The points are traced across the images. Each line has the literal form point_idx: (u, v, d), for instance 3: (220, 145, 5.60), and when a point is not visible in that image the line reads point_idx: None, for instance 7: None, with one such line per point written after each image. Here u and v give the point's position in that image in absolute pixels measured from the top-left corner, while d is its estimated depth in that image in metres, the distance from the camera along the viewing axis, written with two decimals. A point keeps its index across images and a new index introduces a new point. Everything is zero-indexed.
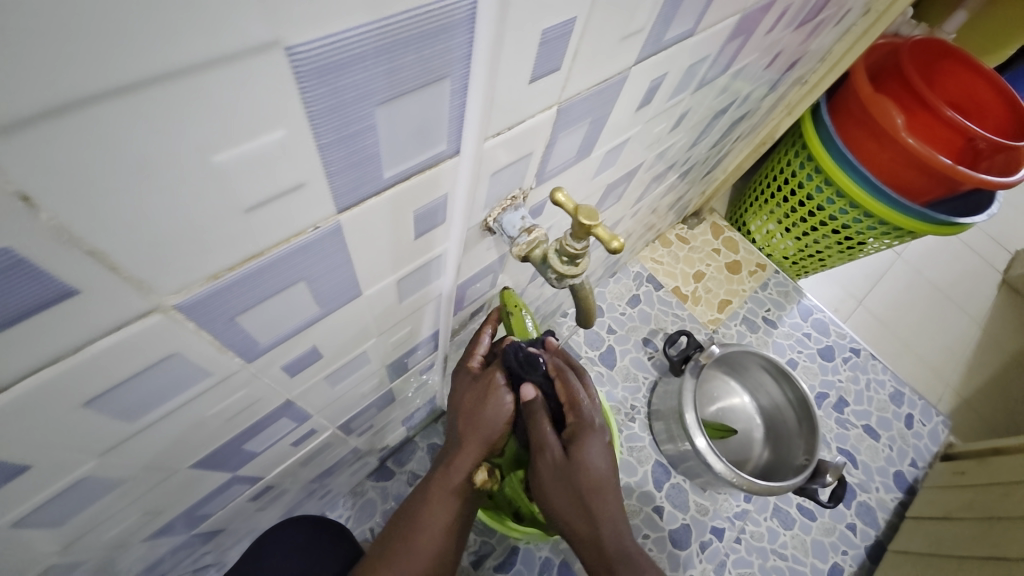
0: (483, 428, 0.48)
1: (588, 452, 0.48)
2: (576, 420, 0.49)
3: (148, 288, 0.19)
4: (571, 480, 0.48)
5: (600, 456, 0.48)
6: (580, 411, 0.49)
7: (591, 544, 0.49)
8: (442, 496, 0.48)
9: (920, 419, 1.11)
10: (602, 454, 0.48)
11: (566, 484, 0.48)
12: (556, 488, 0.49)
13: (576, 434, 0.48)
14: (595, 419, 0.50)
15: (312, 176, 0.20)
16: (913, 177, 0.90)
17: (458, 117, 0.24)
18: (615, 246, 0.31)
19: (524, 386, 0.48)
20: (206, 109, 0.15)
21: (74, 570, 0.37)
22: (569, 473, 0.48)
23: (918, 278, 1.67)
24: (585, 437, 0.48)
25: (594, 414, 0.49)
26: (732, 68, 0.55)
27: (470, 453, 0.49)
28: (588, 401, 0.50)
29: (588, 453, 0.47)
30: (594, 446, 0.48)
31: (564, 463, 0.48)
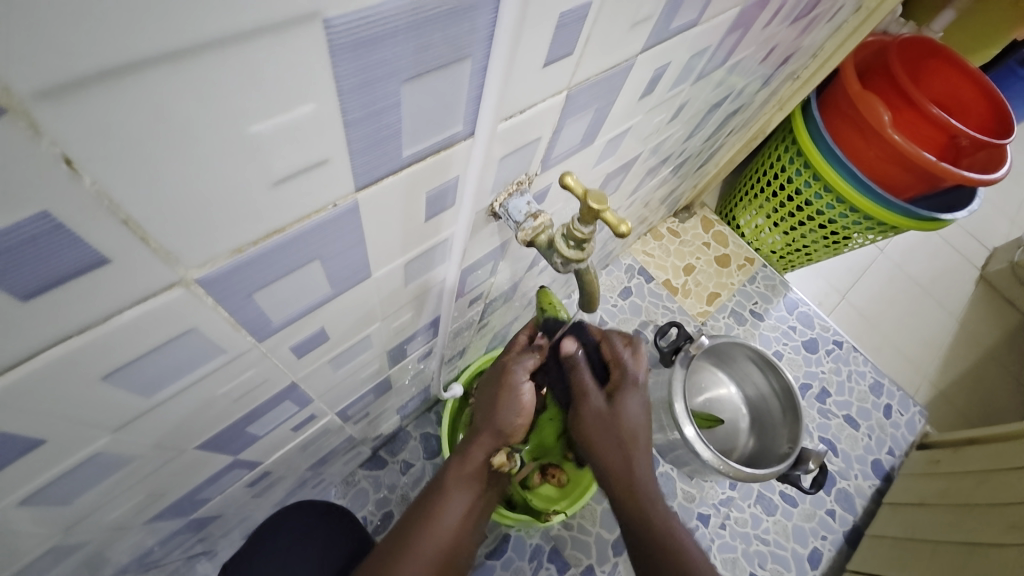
0: (502, 419, 0.51)
1: (631, 400, 0.51)
2: (619, 376, 0.52)
3: (175, 260, 0.19)
4: (611, 427, 0.50)
5: (639, 410, 0.51)
6: (623, 367, 0.53)
7: (624, 486, 0.50)
8: (462, 481, 0.50)
9: (899, 409, 1.15)
10: (643, 407, 0.51)
11: (606, 430, 0.50)
12: (596, 435, 0.51)
13: (619, 387, 0.52)
14: (638, 375, 0.53)
15: (336, 153, 0.20)
16: (896, 173, 0.93)
17: (475, 98, 0.25)
18: (622, 230, 0.32)
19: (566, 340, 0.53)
20: (243, 79, 0.15)
21: (74, 553, 0.36)
22: (610, 420, 0.50)
23: (899, 274, 1.71)
24: (625, 390, 0.51)
25: (638, 372, 0.53)
26: (729, 61, 0.55)
27: (488, 442, 0.51)
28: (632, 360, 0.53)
29: (629, 403, 0.50)
30: (635, 399, 0.51)
31: (606, 411, 0.50)
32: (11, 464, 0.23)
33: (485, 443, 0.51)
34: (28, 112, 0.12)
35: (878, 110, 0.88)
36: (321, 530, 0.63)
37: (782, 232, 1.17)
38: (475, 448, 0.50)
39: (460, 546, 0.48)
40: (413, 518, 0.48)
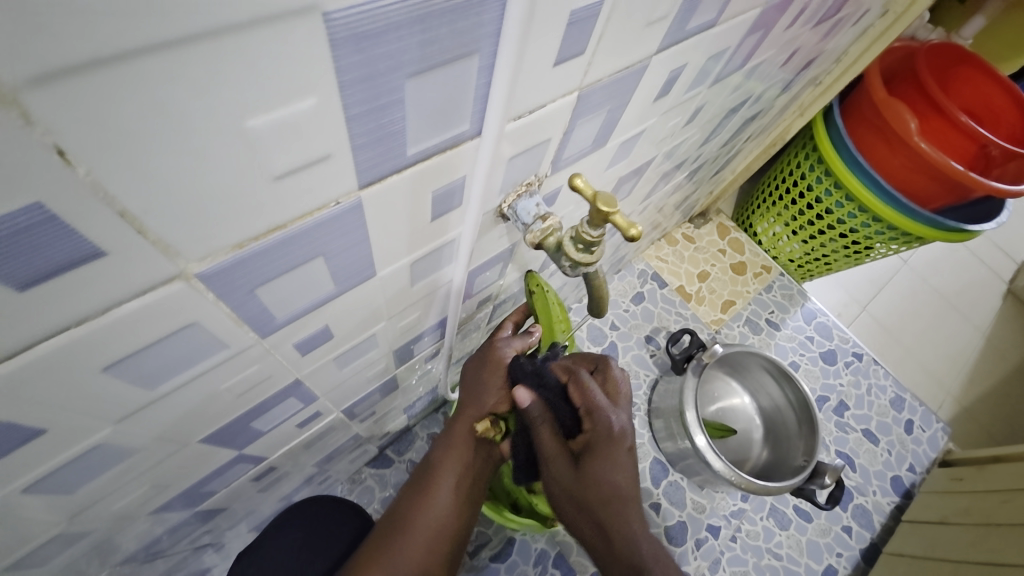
0: (482, 400, 0.49)
1: (606, 464, 0.45)
2: (591, 430, 0.46)
3: (175, 254, 0.19)
4: (582, 492, 0.45)
5: (618, 469, 0.45)
6: (597, 419, 0.46)
7: (603, 545, 0.47)
8: (455, 448, 0.48)
9: (920, 426, 1.11)
10: (621, 467, 0.45)
11: (576, 497, 0.46)
12: (568, 497, 0.47)
13: (591, 444, 0.46)
14: (615, 425, 0.46)
15: (338, 149, 0.20)
16: (922, 183, 0.89)
17: (483, 97, 0.24)
18: (632, 233, 0.31)
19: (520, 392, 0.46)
20: (241, 70, 0.15)
21: (79, 541, 0.37)
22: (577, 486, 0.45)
23: (923, 286, 1.66)
24: (596, 454, 0.45)
25: (618, 423, 0.47)
26: (748, 64, 0.54)
27: (470, 419, 0.49)
28: (608, 408, 0.47)
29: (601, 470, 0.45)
30: (611, 458, 0.45)
31: (608, 432, 0.46)
32: (14, 452, 0.23)
33: (467, 420, 0.49)
34: (20, 100, 0.12)
35: (905, 117, 0.85)
36: (323, 519, 0.63)
37: (800, 240, 1.14)
38: (458, 424, 0.49)
39: (456, 529, 0.46)
40: (398, 504, 0.46)
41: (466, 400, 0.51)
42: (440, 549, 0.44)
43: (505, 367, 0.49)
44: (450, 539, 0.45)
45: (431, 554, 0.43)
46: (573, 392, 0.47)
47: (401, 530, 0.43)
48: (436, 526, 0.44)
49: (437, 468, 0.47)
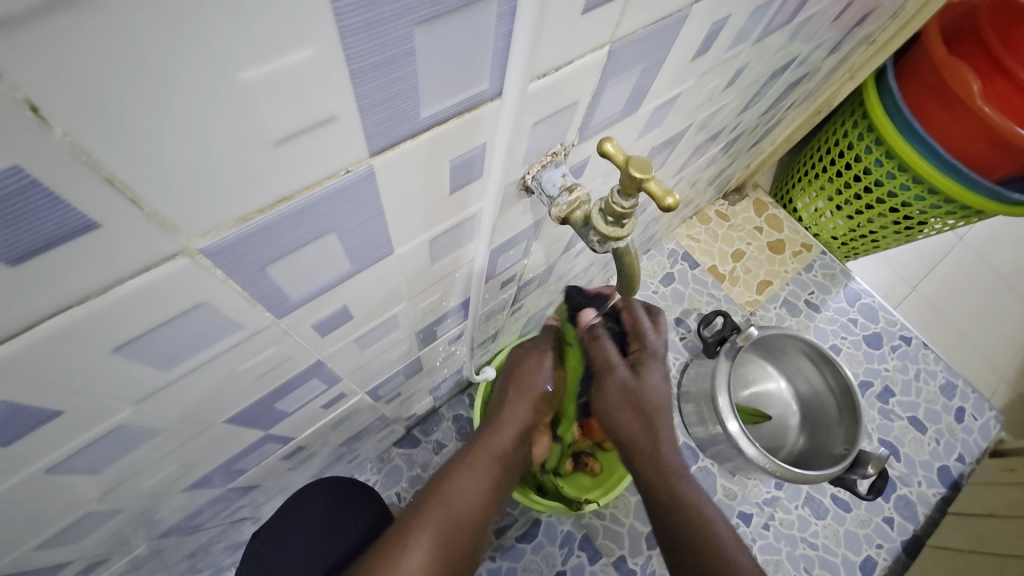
0: (522, 412, 0.55)
1: (651, 370, 0.51)
2: (639, 344, 0.53)
3: (175, 228, 0.18)
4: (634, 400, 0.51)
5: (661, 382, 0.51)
6: (643, 339, 0.53)
7: (652, 467, 0.50)
8: (486, 459, 0.50)
9: (972, 414, 1.04)
10: (662, 375, 0.52)
11: (629, 399, 0.51)
12: (616, 400, 0.51)
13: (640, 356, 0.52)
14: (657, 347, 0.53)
15: (345, 110, 0.18)
16: (983, 150, 0.82)
17: (502, 50, 0.22)
18: (669, 203, 0.28)
19: (586, 312, 0.55)
20: (229, 14, 0.13)
21: (116, 516, 0.38)
22: (635, 392, 0.50)
23: (979, 265, 1.54)
24: (647, 362, 0.52)
25: (659, 346, 0.53)
26: (796, 20, 0.49)
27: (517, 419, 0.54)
28: (652, 331, 0.53)
29: (652, 375, 0.51)
30: (656, 367, 0.52)
31: (632, 383, 0.51)
32: (35, 431, 0.23)
33: (510, 426, 0.54)
34: None
35: (967, 78, 0.78)
36: (349, 497, 0.64)
37: (845, 217, 1.07)
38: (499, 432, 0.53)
39: (487, 501, 0.48)
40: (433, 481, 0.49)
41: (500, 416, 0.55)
42: (472, 532, 0.46)
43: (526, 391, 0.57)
44: (481, 514, 0.47)
45: (466, 532, 0.45)
46: (625, 316, 0.54)
47: (438, 503, 0.45)
48: (471, 505, 0.47)
49: (466, 468, 0.49)
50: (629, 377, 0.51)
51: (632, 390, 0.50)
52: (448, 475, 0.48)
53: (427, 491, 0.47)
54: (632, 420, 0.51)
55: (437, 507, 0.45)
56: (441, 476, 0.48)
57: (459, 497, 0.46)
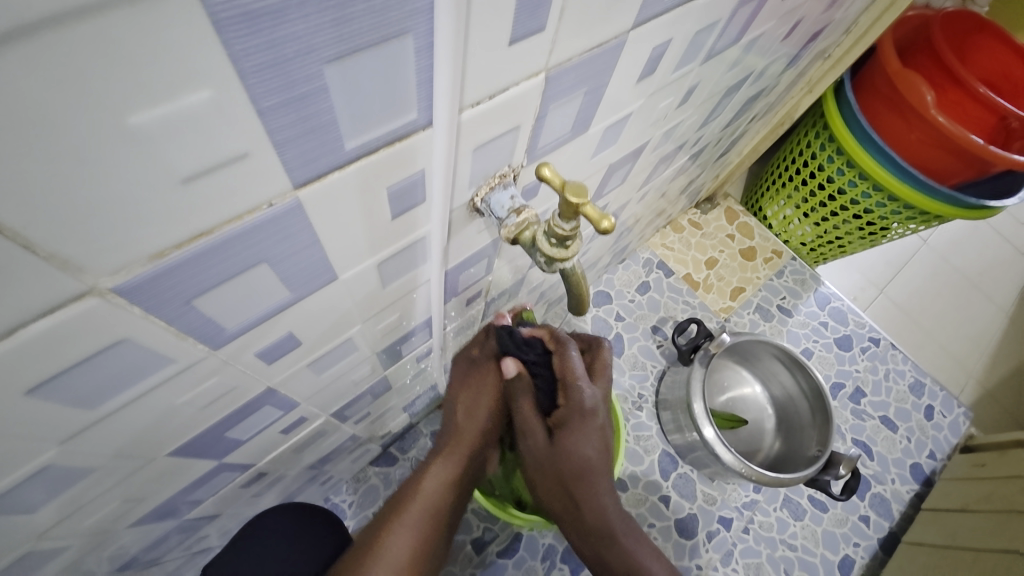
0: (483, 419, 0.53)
1: (577, 437, 0.51)
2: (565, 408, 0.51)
3: (78, 269, 0.17)
4: (555, 464, 0.52)
5: (588, 444, 0.52)
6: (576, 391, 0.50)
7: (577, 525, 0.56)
8: (447, 460, 0.51)
9: (941, 411, 1.07)
10: (591, 439, 0.52)
11: (551, 467, 0.52)
12: (543, 468, 0.53)
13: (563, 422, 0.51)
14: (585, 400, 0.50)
15: (257, 146, 0.18)
16: (940, 158, 0.85)
17: (428, 81, 0.22)
18: (605, 226, 0.28)
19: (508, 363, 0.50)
20: (104, 59, 0.13)
21: (58, 556, 0.36)
22: (553, 457, 0.52)
23: (943, 266, 1.60)
24: (566, 430, 0.51)
25: (588, 399, 0.51)
26: (744, 38, 0.50)
27: (467, 445, 0.53)
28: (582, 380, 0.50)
29: (573, 442, 0.51)
30: (584, 430, 0.51)
31: (547, 450, 0.52)
32: None
33: (462, 446, 0.52)
34: None
35: (920, 89, 0.81)
36: (310, 537, 0.64)
37: (812, 223, 1.10)
38: (447, 459, 0.51)
39: (444, 511, 0.49)
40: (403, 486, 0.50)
41: (449, 428, 0.53)
42: (436, 530, 0.48)
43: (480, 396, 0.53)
44: (441, 522, 0.49)
45: (433, 531, 0.48)
46: (557, 361, 0.50)
47: (411, 504, 0.48)
48: (434, 509, 0.48)
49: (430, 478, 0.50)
50: (544, 444, 0.52)
51: (550, 455, 0.52)
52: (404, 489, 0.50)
53: (395, 498, 0.49)
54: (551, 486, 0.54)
55: (404, 517, 0.47)
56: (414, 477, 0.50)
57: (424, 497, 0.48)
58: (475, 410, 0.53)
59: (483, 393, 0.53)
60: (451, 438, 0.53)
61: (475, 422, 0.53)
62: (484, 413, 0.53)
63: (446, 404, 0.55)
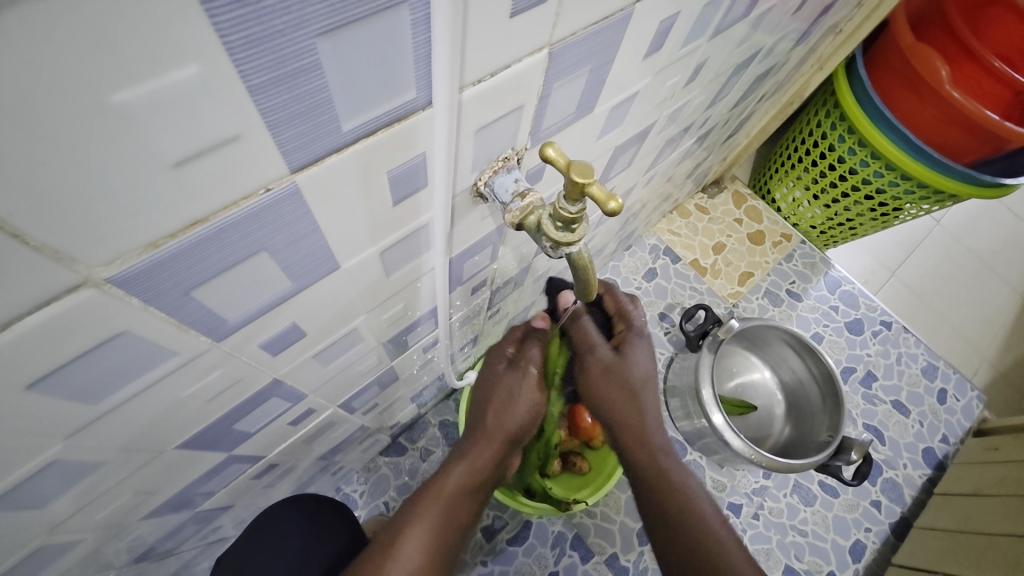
0: (514, 423, 0.51)
1: (633, 353, 0.53)
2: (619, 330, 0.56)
3: (70, 259, 0.17)
4: (619, 376, 0.52)
5: (645, 359, 0.54)
6: (628, 318, 0.56)
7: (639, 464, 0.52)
8: (473, 462, 0.50)
9: (954, 394, 1.06)
10: (647, 353, 0.54)
11: (613, 379, 0.52)
12: (601, 384, 0.52)
13: (624, 336, 0.55)
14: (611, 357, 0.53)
15: (250, 128, 0.17)
16: (954, 135, 0.82)
17: (426, 58, 0.21)
18: (612, 207, 0.27)
19: (536, 320, 0.58)
20: (81, 36, 0.12)
21: (72, 550, 0.37)
22: (618, 365, 0.52)
23: (956, 247, 1.57)
24: (632, 341, 0.54)
25: (641, 321, 0.56)
26: (753, 13, 0.49)
27: (495, 447, 0.51)
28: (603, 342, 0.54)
29: (636, 352, 0.53)
30: (637, 348, 0.54)
31: (612, 359, 0.53)
32: None
33: (492, 449, 0.51)
34: None
35: (934, 64, 0.78)
36: (331, 531, 0.64)
37: (822, 206, 1.08)
38: (475, 457, 0.50)
39: (465, 514, 0.49)
40: (427, 481, 0.50)
41: (479, 428, 0.52)
42: (456, 531, 0.48)
43: (512, 407, 0.51)
44: (462, 521, 0.49)
45: (453, 531, 0.47)
46: (607, 298, 0.57)
47: (432, 503, 0.47)
48: (454, 505, 0.48)
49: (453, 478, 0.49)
50: (607, 355, 0.53)
51: (611, 366, 0.52)
52: (428, 486, 0.49)
53: (419, 491, 0.49)
54: (613, 395, 0.52)
55: (421, 518, 0.46)
56: (440, 475, 0.50)
57: (445, 496, 0.48)
58: (507, 417, 0.51)
59: (517, 399, 0.51)
60: (480, 437, 0.51)
61: (508, 426, 0.51)
62: (516, 417, 0.51)
63: (479, 405, 0.53)
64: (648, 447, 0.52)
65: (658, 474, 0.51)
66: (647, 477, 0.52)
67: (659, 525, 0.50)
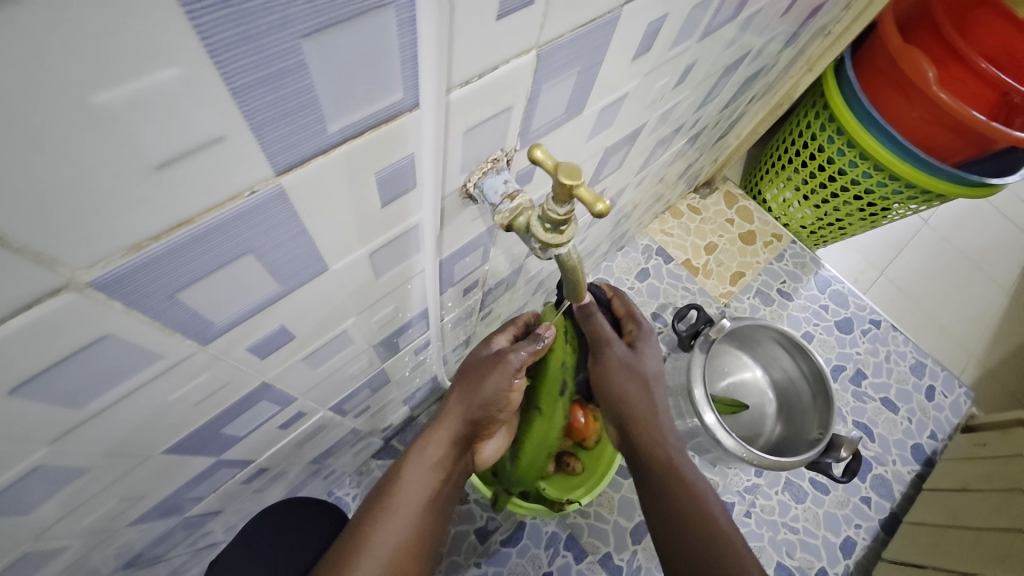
0: (477, 403, 0.47)
1: (647, 349, 0.56)
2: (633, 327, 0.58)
3: (52, 262, 0.17)
4: (631, 372, 0.54)
5: (654, 360, 0.56)
6: (638, 321, 0.59)
7: (651, 455, 0.52)
8: (432, 452, 0.46)
9: (942, 392, 1.07)
10: (655, 358, 0.56)
11: (626, 373, 0.54)
12: (616, 374, 0.53)
13: (637, 338, 0.57)
14: (649, 325, 0.59)
15: (235, 130, 0.17)
16: (941, 135, 0.83)
17: (413, 59, 0.21)
18: (599, 209, 0.28)
19: (545, 327, 0.49)
20: (63, 38, 0.12)
21: (58, 557, 0.36)
22: (631, 363, 0.54)
23: (944, 246, 1.59)
24: (642, 342, 0.57)
25: (649, 326, 0.59)
26: (742, 15, 0.49)
27: (454, 430, 0.47)
28: (641, 310, 0.60)
29: (647, 351, 0.56)
30: (648, 349, 0.57)
31: (630, 356, 0.54)
32: None
33: (451, 432, 0.47)
34: None
35: (921, 65, 0.79)
36: (327, 531, 0.62)
37: (812, 206, 1.09)
38: (432, 442, 0.47)
39: (434, 504, 0.46)
40: (385, 477, 0.47)
41: (439, 413, 0.48)
42: (427, 522, 0.44)
43: (475, 386, 0.47)
44: (433, 514, 0.45)
45: (423, 523, 0.44)
46: (618, 301, 0.60)
47: (395, 499, 0.44)
48: (423, 498, 0.45)
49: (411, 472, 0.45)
50: (625, 351, 0.54)
51: (629, 361, 0.54)
52: (388, 481, 0.45)
53: (378, 491, 0.45)
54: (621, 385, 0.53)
55: (388, 512, 0.43)
56: (396, 468, 0.46)
57: (410, 490, 0.44)
58: (468, 398, 0.47)
59: (485, 379, 0.46)
60: (433, 424, 0.48)
61: (472, 405, 0.47)
62: (488, 397, 0.46)
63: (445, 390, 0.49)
64: (660, 443, 0.53)
65: (670, 466, 0.51)
66: (660, 469, 0.51)
67: (668, 526, 0.49)
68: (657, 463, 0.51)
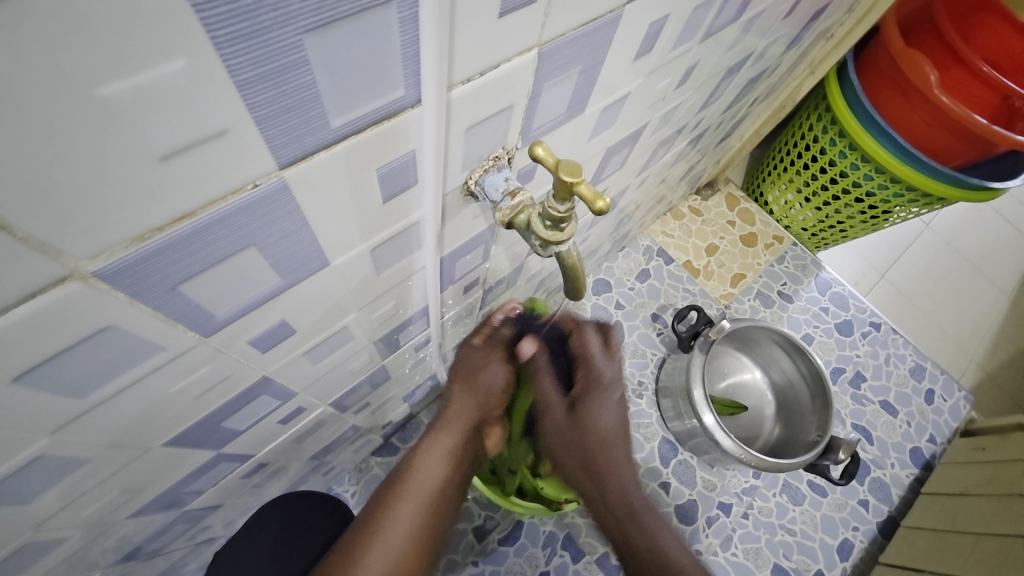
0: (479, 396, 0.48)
1: (598, 403, 0.51)
2: (583, 378, 0.51)
3: (56, 252, 0.17)
4: (577, 437, 0.51)
5: (610, 413, 0.51)
6: (592, 368, 0.51)
7: (602, 509, 0.52)
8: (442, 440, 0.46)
9: (942, 395, 1.07)
10: (611, 410, 0.51)
11: (569, 441, 0.51)
12: (561, 444, 0.52)
13: (583, 395, 0.51)
14: (606, 374, 0.52)
15: (238, 123, 0.17)
16: (942, 138, 0.83)
17: (415, 56, 0.21)
18: (599, 205, 0.28)
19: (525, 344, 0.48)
20: (69, 30, 0.12)
21: (58, 547, 0.36)
22: (573, 430, 0.51)
23: (946, 250, 1.59)
24: (596, 396, 0.51)
25: (608, 371, 0.52)
26: (745, 16, 0.49)
27: (462, 420, 0.47)
28: (601, 358, 0.52)
29: (595, 410, 0.50)
30: (601, 402, 0.51)
31: (567, 424, 0.51)
32: None
33: (460, 421, 0.47)
34: None
35: (923, 69, 0.78)
36: (322, 534, 0.61)
37: (813, 208, 1.09)
38: (443, 433, 0.46)
39: (445, 495, 0.45)
40: (395, 470, 0.46)
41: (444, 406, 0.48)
42: (436, 512, 0.44)
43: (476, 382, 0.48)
44: (442, 502, 0.45)
45: (433, 512, 0.44)
46: (574, 341, 0.51)
47: (406, 493, 0.43)
48: (435, 488, 0.44)
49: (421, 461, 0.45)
50: (564, 417, 0.51)
51: (568, 425, 0.51)
52: (396, 478, 0.44)
53: (387, 483, 0.44)
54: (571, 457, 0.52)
55: (399, 503, 0.42)
56: (406, 461, 0.45)
57: (421, 485, 0.44)
58: (472, 393, 0.48)
59: (488, 372, 0.48)
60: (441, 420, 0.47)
61: (479, 394, 0.48)
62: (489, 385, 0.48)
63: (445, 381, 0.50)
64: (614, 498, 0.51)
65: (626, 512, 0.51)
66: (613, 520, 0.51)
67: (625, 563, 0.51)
68: (608, 515, 0.52)
